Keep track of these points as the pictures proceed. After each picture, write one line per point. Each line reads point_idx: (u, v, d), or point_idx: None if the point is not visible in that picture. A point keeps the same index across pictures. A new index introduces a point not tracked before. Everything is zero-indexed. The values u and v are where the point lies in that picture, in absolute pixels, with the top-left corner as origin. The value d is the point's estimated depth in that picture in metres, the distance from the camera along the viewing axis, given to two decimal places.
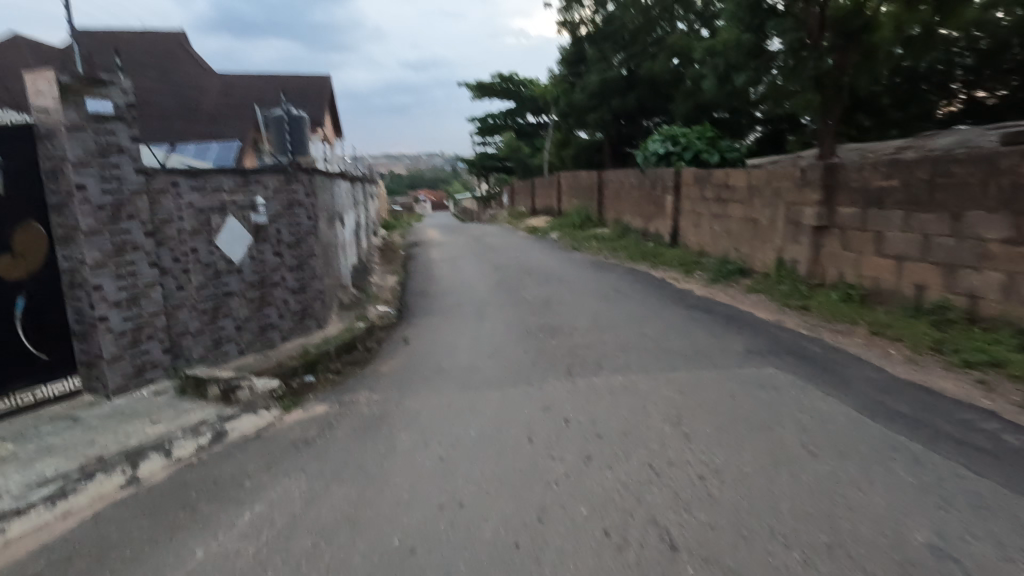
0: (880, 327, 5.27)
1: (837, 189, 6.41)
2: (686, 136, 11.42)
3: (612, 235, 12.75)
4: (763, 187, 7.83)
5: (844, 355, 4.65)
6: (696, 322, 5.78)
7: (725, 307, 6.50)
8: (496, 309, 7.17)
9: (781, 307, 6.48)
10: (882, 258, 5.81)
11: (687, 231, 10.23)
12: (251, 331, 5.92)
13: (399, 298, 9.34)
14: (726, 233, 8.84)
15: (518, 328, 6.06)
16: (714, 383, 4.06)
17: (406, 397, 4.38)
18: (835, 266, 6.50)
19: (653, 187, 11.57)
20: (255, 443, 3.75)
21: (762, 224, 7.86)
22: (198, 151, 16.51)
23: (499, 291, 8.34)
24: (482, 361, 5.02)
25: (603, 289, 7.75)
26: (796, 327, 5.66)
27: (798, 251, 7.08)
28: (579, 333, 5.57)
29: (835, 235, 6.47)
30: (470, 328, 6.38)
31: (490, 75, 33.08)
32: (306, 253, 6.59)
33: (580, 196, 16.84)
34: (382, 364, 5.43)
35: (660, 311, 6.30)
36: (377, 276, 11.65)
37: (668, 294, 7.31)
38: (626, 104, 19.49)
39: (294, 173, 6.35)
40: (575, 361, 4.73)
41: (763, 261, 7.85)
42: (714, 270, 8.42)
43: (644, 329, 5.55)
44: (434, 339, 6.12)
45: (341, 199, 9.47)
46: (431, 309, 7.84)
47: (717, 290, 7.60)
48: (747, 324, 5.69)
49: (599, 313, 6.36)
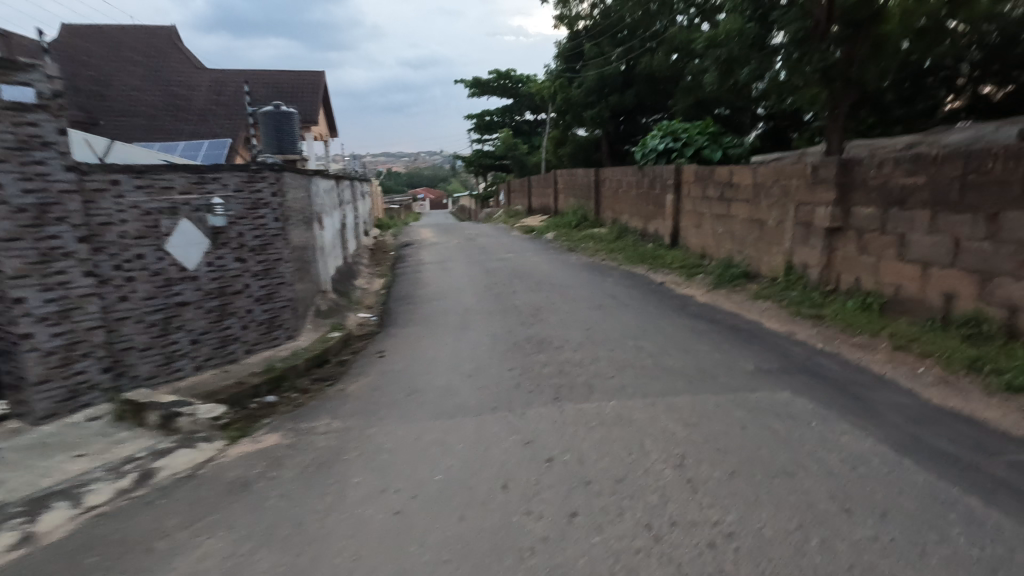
0: (905, 341, 4.73)
1: (853, 186, 5.87)
2: (687, 131, 10.86)
3: (610, 236, 12.21)
4: (770, 186, 7.29)
5: (868, 376, 4.11)
6: (700, 335, 5.23)
7: (732, 317, 5.96)
8: (482, 319, 6.62)
9: (791, 315, 5.95)
10: (904, 263, 5.27)
11: (688, 232, 9.70)
12: (209, 345, 5.36)
13: (383, 304, 8.80)
14: (729, 234, 8.30)
15: (503, 341, 5.51)
16: (723, 412, 3.51)
17: (370, 427, 3.83)
18: (850, 272, 5.97)
19: (652, 185, 11.04)
20: (186, 484, 3.20)
21: (769, 225, 7.32)
22: (186, 150, 15.97)
23: (487, 297, 7.78)
24: (461, 382, 4.46)
25: (599, 296, 7.19)
26: (810, 340, 5.12)
27: (809, 254, 6.53)
28: (570, 348, 5.02)
29: (850, 237, 5.92)
30: (452, 341, 5.83)
31: (487, 72, 32.53)
32: (273, 258, 6.02)
33: (576, 195, 16.32)
34: (351, 383, 4.87)
35: (661, 322, 5.74)
36: (363, 279, 11.12)
37: (669, 301, 6.77)
38: (624, 101, 19.24)
39: (257, 170, 5.78)
40: (563, 384, 4.18)
41: (770, 264, 7.32)
42: (717, 274, 7.87)
43: (643, 343, 5.00)
44: (410, 354, 5.57)
45: (321, 199, 8.92)
46: (412, 318, 7.29)
47: (722, 297, 7.06)
48: (756, 337, 5.16)
49: (594, 324, 5.81)
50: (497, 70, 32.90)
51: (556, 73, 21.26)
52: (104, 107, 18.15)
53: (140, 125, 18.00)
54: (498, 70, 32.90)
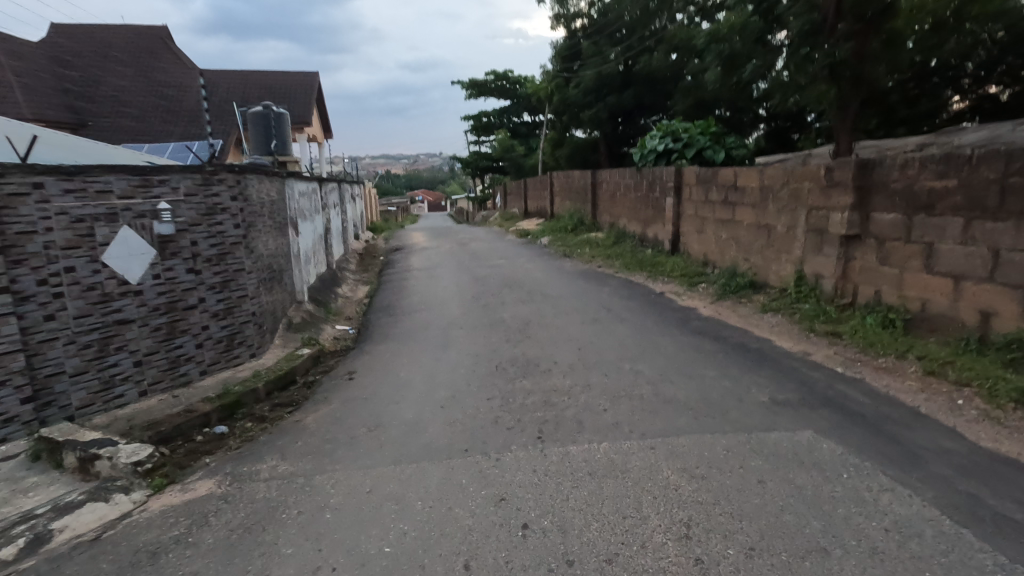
0: (937, 365, 4.17)
1: (872, 190, 5.32)
2: (688, 131, 10.33)
3: (607, 241, 11.67)
4: (778, 189, 6.75)
5: (902, 409, 3.56)
6: (705, 356, 4.68)
7: (740, 334, 5.41)
8: (465, 334, 6.05)
9: (804, 332, 5.41)
10: (933, 276, 4.72)
11: (689, 237, 9.15)
12: (157, 367, 4.80)
13: (363, 315, 8.24)
14: (734, 240, 7.76)
15: (485, 363, 4.95)
16: (735, 460, 2.94)
17: (321, 473, 3.25)
18: (869, 285, 5.41)
19: (652, 188, 10.50)
20: (82, 554, 2.65)
21: (778, 231, 6.77)
22: (174, 152, 15.49)
23: (474, 309, 7.22)
24: (431, 415, 3.88)
25: (593, 308, 6.64)
26: (828, 362, 4.57)
27: (822, 264, 5.99)
28: (558, 373, 4.45)
29: (870, 246, 5.38)
30: (429, 362, 5.24)
31: (483, 73, 32.02)
32: (233, 268, 5.45)
33: (573, 198, 15.79)
34: (309, 413, 4.29)
35: (660, 340, 5.19)
36: (347, 287, 10.57)
37: (670, 315, 6.22)
38: (623, 101, 18.68)
39: (213, 171, 5.20)
40: (548, 418, 3.61)
41: (779, 274, 6.78)
42: (721, 284, 7.33)
43: (641, 366, 4.44)
44: (382, 377, 4.99)
45: (298, 203, 8.35)
46: (389, 333, 6.71)
47: (727, 310, 6.51)
48: (767, 359, 4.61)
49: (587, 343, 5.24)
50: (494, 71, 32.35)
51: (553, 73, 20.70)
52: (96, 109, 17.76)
53: (132, 130, 17.69)
54: (495, 71, 32.35)
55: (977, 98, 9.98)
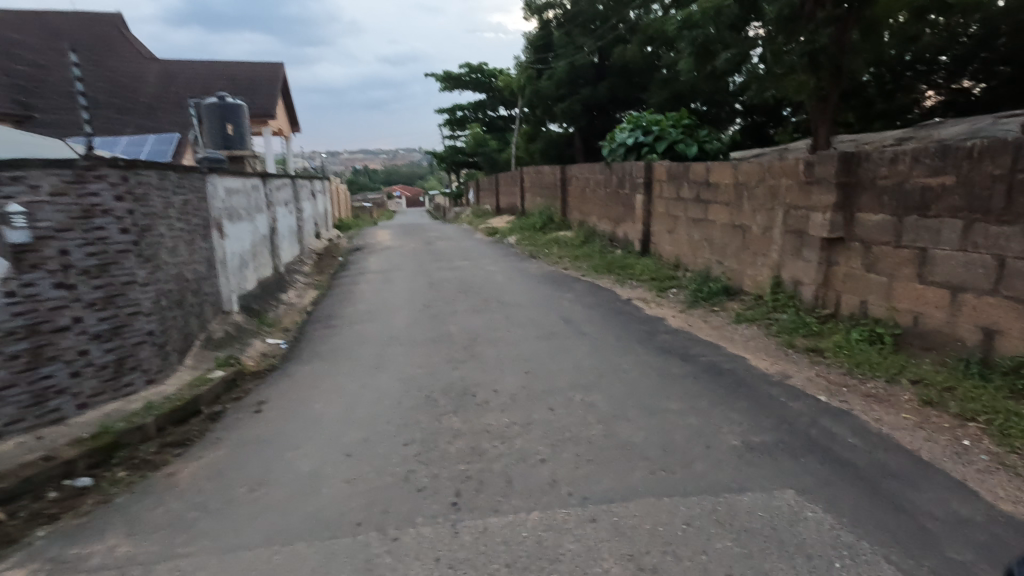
0: (935, 394, 3.56)
1: (857, 187, 4.74)
2: (658, 123, 9.72)
3: (576, 240, 11.02)
4: (754, 186, 6.13)
5: (901, 456, 2.93)
6: (672, 381, 4.02)
7: (711, 351, 4.77)
8: (402, 352, 5.30)
9: (782, 348, 4.81)
10: (926, 286, 4.13)
11: (660, 237, 8.53)
12: (15, 405, 3.91)
13: (302, 325, 7.44)
14: (707, 242, 7.14)
15: (416, 391, 4.21)
16: (698, 542, 2.27)
17: (167, 560, 2.50)
18: (854, 294, 4.81)
19: (621, 184, 9.87)
20: None
21: (754, 232, 6.16)
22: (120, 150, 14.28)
23: (420, 320, 6.47)
24: (331, 468, 3.14)
25: (552, 318, 5.97)
26: (808, 387, 3.95)
27: (801, 270, 5.39)
28: (496, 407, 3.74)
29: (856, 250, 4.77)
30: (352, 389, 4.48)
31: (457, 65, 31.09)
32: (120, 281, 4.59)
33: (543, 194, 15.10)
34: (188, 463, 3.50)
35: (621, 360, 4.52)
36: (294, 293, 9.74)
37: (636, 327, 5.57)
38: (597, 95, 17.97)
39: (90, 166, 4.33)
40: (471, 474, 2.90)
41: (754, 279, 6.19)
42: (692, 290, 6.72)
43: (594, 398, 3.76)
44: (293, 410, 4.22)
45: (229, 200, 7.50)
46: (320, 350, 5.91)
47: (698, 320, 5.89)
48: (742, 385, 3.97)
49: (538, 364, 4.54)
50: (469, 63, 31.42)
51: (525, 65, 19.87)
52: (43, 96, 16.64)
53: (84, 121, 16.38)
54: (469, 63, 31.42)
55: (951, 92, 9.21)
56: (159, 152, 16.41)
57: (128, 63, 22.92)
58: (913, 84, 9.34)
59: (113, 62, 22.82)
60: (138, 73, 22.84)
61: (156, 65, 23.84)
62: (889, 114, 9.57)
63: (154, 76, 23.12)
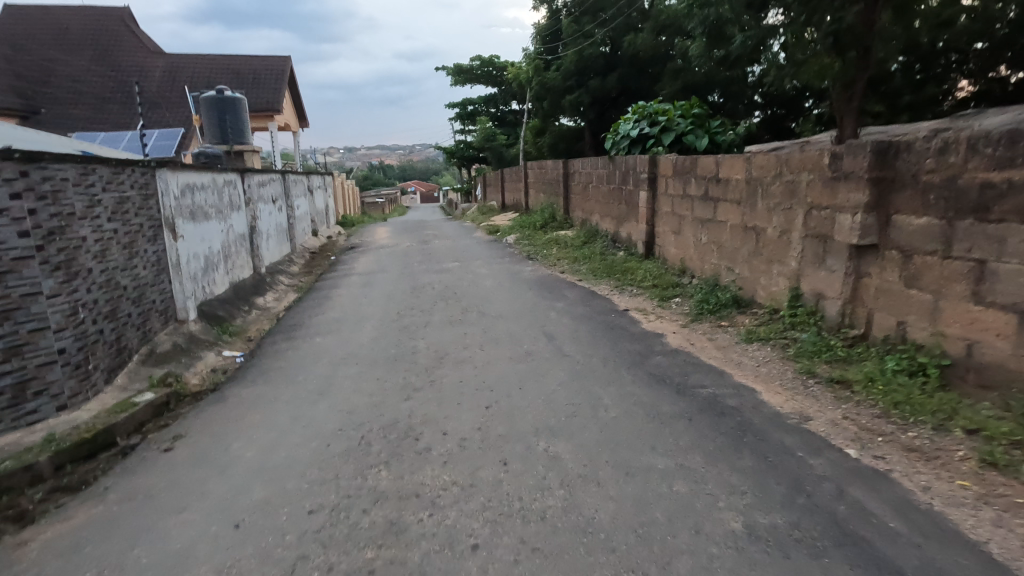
0: (1002, 454, 2.74)
1: (898, 184, 3.90)
2: (666, 113, 8.86)
3: (577, 240, 10.25)
4: (770, 182, 5.31)
5: (965, 557, 2.13)
6: (663, 425, 3.25)
7: (716, 382, 3.98)
8: (354, 375, 4.60)
9: (801, 377, 4.01)
10: (985, 309, 3.30)
11: (665, 239, 7.72)
12: None
13: (265, 335, 6.77)
14: (716, 245, 6.33)
15: (351, 430, 3.50)
16: None
17: None
18: (890, 313, 3.98)
19: (625, 180, 9.06)
20: None
21: (770, 236, 5.33)
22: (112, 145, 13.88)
23: (388, 334, 5.76)
24: (209, 544, 2.44)
25: (533, 334, 5.22)
26: (834, 435, 3.15)
27: (825, 281, 4.58)
28: (437, 458, 3.00)
29: (892, 261, 3.94)
30: (283, 424, 3.78)
31: (469, 58, 30.32)
32: (19, 293, 3.92)
33: (546, 190, 14.32)
34: (55, 523, 2.83)
35: (604, 391, 3.78)
36: (272, 296, 9.12)
37: (628, 346, 4.79)
38: (606, 86, 17.12)
39: None
40: (378, 568, 2.18)
41: (768, 289, 5.37)
42: (698, 300, 5.93)
43: (561, 448, 3.02)
44: (207, 449, 3.53)
45: (188, 197, 6.85)
46: (268, 368, 5.23)
47: (701, 337, 5.09)
48: (749, 431, 3.19)
49: (504, 395, 3.81)
50: (481, 57, 30.59)
51: (532, 56, 18.93)
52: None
53: None
54: (482, 56, 30.59)
55: (987, 82, 7.65)
56: (164, 149, 16.28)
57: (134, 58, 22.66)
58: (945, 73, 7.87)
59: (119, 56, 22.61)
60: (146, 69, 22.65)
61: (162, 59, 23.52)
62: (918, 106, 8.15)
63: (161, 72, 22.84)
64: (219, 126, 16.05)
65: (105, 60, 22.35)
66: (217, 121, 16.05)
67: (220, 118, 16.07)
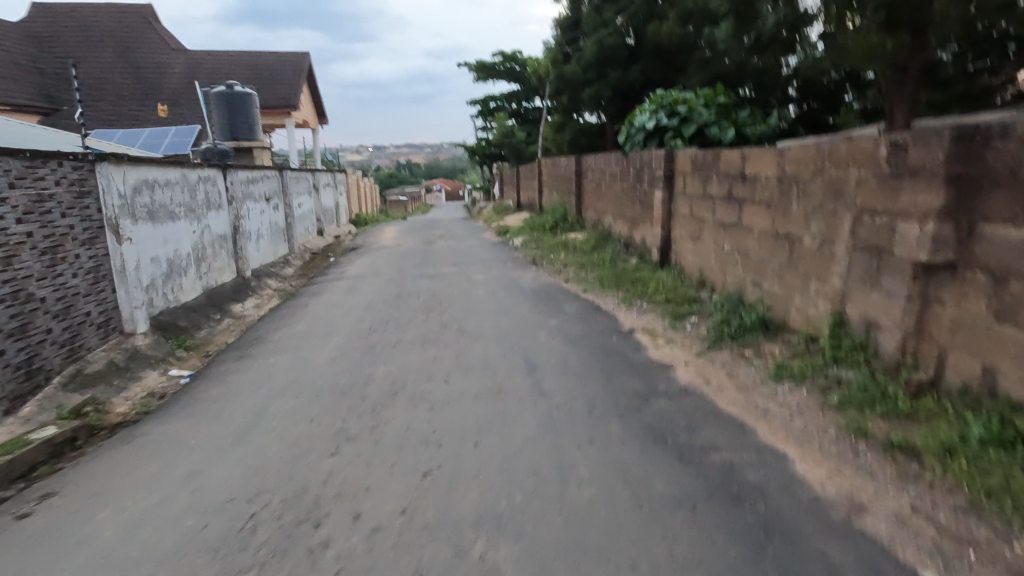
0: None
1: (988, 184, 2.89)
2: (686, 102, 7.84)
3: (586, 243, 9.30)
4: (808, 180, 4.30)
5: None
6: (653, 519, 2.35)
7: (733, 442, 3.04)
8: (288, 412, 3.77)
9: (849, 438, 3.04)
10: None
11: (682, 245, 6.73)
12: None
13: (223, 350, 6.03)
14: (740, 255, 5.34)
15: (245, 502, 2.67)
16: None
17: None
18: (973, 357, 2.97)
19: (639, 178, 8.09)
20: None
21: (807, 247, 4.33)
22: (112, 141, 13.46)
23: (347, 355, 4.93)
24: None
25: (513, 363, 4.32)
26: (903, 545, 2.20)
27: (881, 308, 3.58)
28: (331, 564, 2.16)
29: (977, 286, 2.94)
30: (171, 483, 2.97)
31: (491, 53, 29.39)
32: None
33: (559, 188, 13.35)
34: None
35: (584, 455, 2.87)
36: (253, 302, 8.44)
37: (625, 383, 3.87)
38: (628, 78, 15.92)
39: None
40: None
41: (804, 311, 4.38)
42: (717, 321, 4.95)
43: (504, 555, 2.14)
44: (66, 519, 2.75)
45: (146, 195, 6.16)
46: (202, 396, 4.45)
47: (718, 371, 4.14)
48: (777, 533, 2.26)
49: (453, 455, 2.93)
50: (503, 52, 29.61)
51: (551, 48, 17.98)
52: (8, 96, 16.87)
53: None
54: (503, 51, 29.61)
55: None
56: (174, 145, 15.92)
57: (152, 55, 22.51)
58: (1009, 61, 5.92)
59: (138, 53, 22.48)
60: (165, 64, 22.44)
61: (181, 55, 23.29)
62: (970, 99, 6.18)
63: (180, 67, 22.61)
64: (227, 121, 15.59)
65: (125, 55, 22.25)
66: (224, 118, 15.60)
67: (227, 115, 15.62)
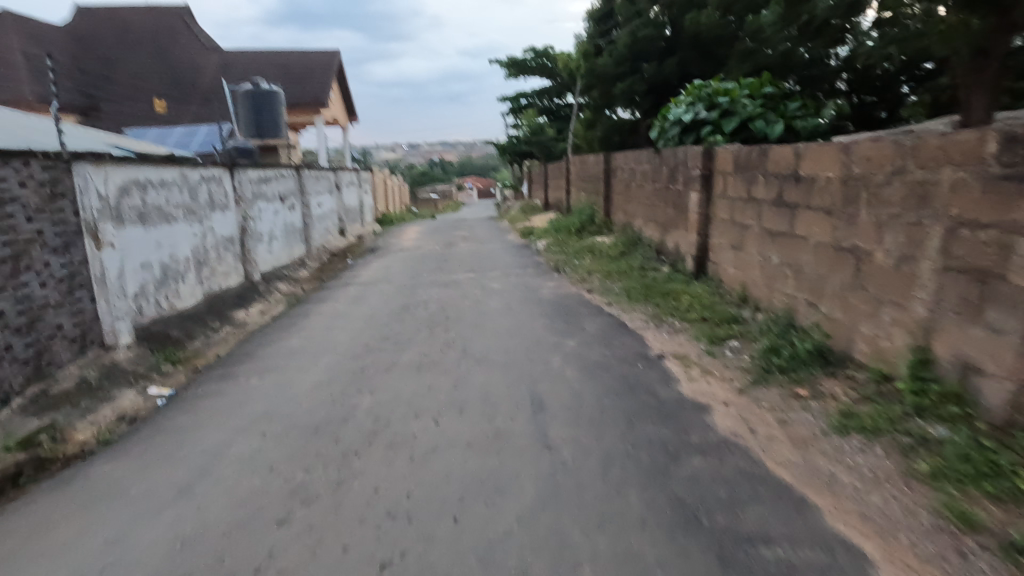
0: None
1: None
2: (729, 93, 7.00)
3: (614, 249, 8.55)
4: (882, 182, 3.50)
5: None
6: None
7: (789, 529, 2.31)
8: (248, 455, 3.21)
9: (949, 528, 2.27)
10: None
11: (721, 254, 5.94)
12: None
13: (211, 366, 5.56)
14: (792, 270, 4.54)
15: None
16: None
17: None
18: None
19: (673, 177, 7.30)
20: None
21: (879, 264, 3.53)
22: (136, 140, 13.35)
23: (333, 381, 4.34)
24: None
25: (518, 400, 3.65)
26: None
27: (987, 349, 2.77)
28: None
29: None
30: (86, 555, 2.44)
31: (523, 50, 28.65)
32: None
33: (588, 188, 12.58)
34: None
35: (590, 548, 2.20)
36: (257, 307, 8.00)
37: (650, 432, 3.16)
38: (664, 71, 14.92)
39: None
40: None
41: (873, 343, 3.57)
42: (764, 349, 4.18)
43: None
44: None
45: (135, 197, 5.74)
46: (168, 426, 3.94)
47: (767, 415, 3.38)
48: None
49: (423, 535, 2.31)
50: (535, 48, 28.79)
51: (583, 41, 17.14)
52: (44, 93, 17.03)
53: None
54: (536, 47, 28.80)
55: None
56: (203, 144, 15.81)
57: (186, 54, 22.65)
58: None
59: (173, 52, 22.65)
60: (198, 64, 22.56)
61: (214, 55, 23.41)
62: None
63: (212, 66, 22.70)
64: (251, 120, 15.36)
65: (161, 55, 22.45)
66: (248, 116, 15.38)
67: (252, 114, 15.40)
